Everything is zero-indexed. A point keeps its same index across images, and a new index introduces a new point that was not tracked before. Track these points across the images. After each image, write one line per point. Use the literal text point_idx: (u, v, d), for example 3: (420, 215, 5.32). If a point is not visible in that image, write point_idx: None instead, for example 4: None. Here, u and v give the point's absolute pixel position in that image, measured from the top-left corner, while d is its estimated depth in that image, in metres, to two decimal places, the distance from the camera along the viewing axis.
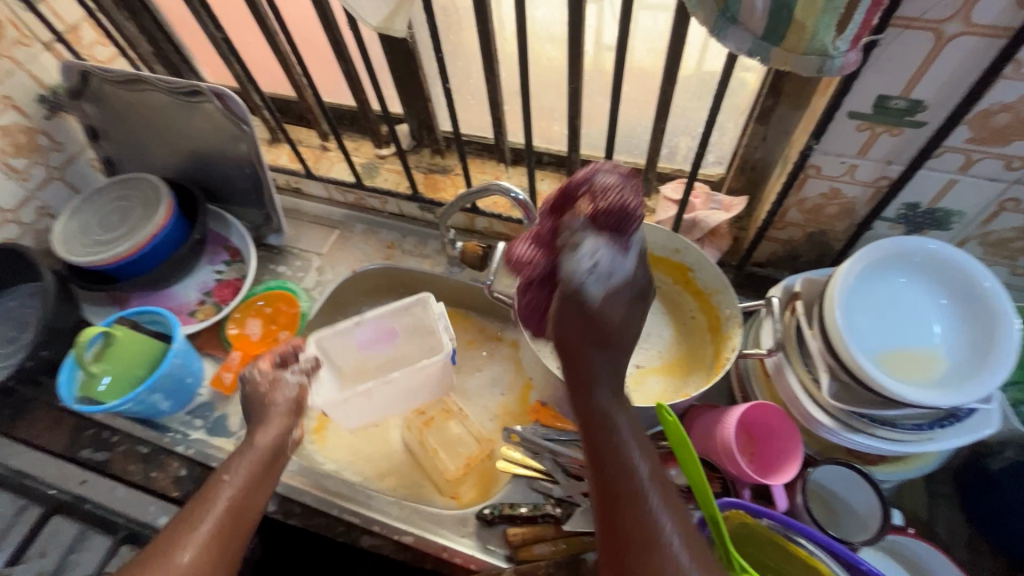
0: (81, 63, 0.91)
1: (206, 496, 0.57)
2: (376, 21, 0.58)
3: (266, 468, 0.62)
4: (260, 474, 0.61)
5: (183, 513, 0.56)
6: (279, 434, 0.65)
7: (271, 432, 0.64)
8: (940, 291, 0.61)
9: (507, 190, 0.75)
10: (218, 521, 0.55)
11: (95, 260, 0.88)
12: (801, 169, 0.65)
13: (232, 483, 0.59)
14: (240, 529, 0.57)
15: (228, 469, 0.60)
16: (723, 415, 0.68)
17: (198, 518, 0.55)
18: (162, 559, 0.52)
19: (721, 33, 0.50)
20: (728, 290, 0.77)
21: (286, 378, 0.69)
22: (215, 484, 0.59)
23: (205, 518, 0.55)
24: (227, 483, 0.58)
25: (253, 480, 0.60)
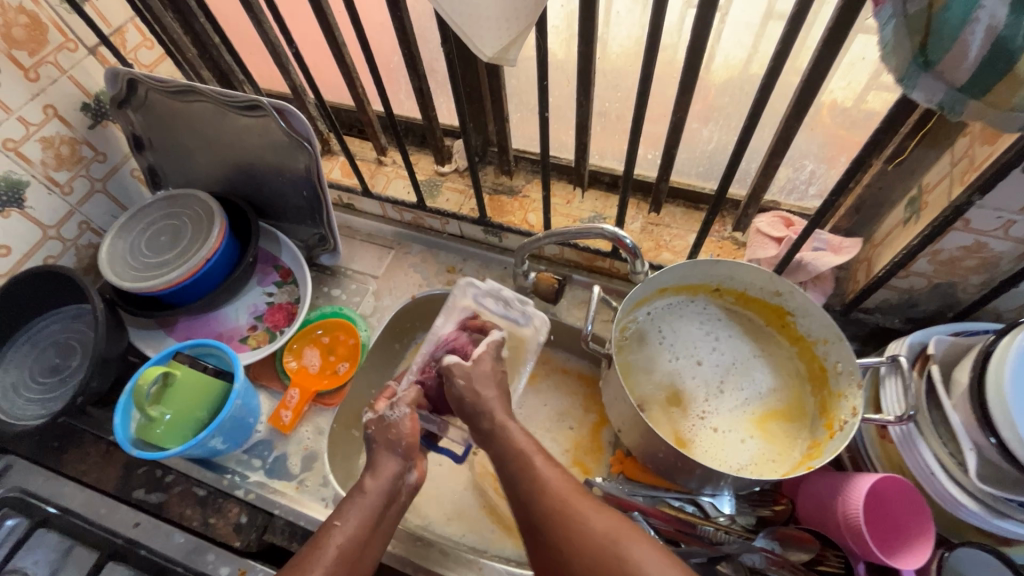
0: (128, 69, 0.83)
1: (317, 543, 0.58)
2: (492, 51, 0.51)
3: (384, 503, 0.63)
4: (371, 520, 0.61)
5: (298, 558, 0.57)
6: (398, 470, 0.64)
7: (385, 479, 0.63)
8: None
9: (614, 235, 0.69)
10: (331, 568, 0.56)
11: (146, 286, 0.83)
12: (948, 222, 0.59)
13: (344, 529, 0.59)
14: (352, 569, 0.58)
15: (338, 513, 0.61)
16: (844, 486, 0.63)
17: (309, 565, 0.56)
18: None
19: (909, 82, 0.43)
20: (842, 342, 0.69)
21: (388, 416, 0.67)
22: (326, 530, 0.59)
23: (317, 566, 0.56)
24: (337, 528, 0.59)
25: (365, 528, 0.60)
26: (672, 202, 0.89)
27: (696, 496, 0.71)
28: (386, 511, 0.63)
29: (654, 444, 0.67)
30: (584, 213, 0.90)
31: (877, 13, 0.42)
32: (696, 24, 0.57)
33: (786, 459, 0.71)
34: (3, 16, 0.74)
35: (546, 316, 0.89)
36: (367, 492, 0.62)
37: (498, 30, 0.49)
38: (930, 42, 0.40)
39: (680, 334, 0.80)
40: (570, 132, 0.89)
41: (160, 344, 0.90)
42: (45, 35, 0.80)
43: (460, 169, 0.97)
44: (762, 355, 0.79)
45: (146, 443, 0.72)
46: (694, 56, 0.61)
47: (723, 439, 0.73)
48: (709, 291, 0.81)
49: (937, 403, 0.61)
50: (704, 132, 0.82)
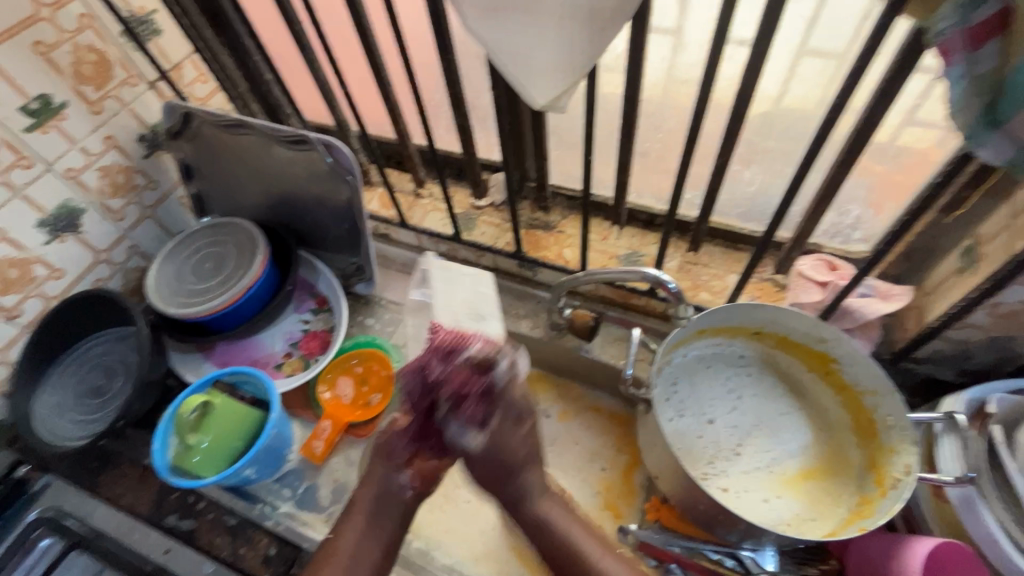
0: (184, 104, 0.87)
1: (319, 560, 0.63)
2: (544, 99, 0.52)
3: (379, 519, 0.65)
4: (370, 538, 0.65)
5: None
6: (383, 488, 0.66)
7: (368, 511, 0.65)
8: None
9: (657, 279, 0.69)
10: None
11: (190, 312, 0.85)
12: (1010, 276, 0.57)
13: (344, 548, 0.64)
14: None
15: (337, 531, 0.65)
16: (897, 550, 0.59)
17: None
18: None
19: (977, 140, 0.42)
20: (893, 396, 0.66)
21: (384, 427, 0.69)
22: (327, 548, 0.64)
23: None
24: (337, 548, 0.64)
25: (364, 549, 0.64)
26: (711, 242, 0.88)
27: (735, 549, 0.69)
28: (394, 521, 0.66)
29: (696, 495, 0.65)
30: (620, 250, 0.90)
31: (943, 72, 0.41)
32: (748, 71, 0.57)
33: (830, 519, 0.68)
34: (74, 54, 0.79)
35: (579, 353, 0.88)
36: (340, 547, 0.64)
37: (552, 80, 0.50)
38: (1001, 101, 0.39)
39: (712, 381, 0.78)
40: (609, 170, 0.89)
41: (198, 369, 0.91)
42: (110, 71, 0.84)
43: (496, 203, 0.98)
44: (782, 420, 0.76)
45: (183, 471, 0.73)
46: (743, 100, 0.61)
47: (733, 500, 0.70)
48: (747, 336, 0.79)
49: (1000, 465, 0.58)
50: (745, 174, 0.82)
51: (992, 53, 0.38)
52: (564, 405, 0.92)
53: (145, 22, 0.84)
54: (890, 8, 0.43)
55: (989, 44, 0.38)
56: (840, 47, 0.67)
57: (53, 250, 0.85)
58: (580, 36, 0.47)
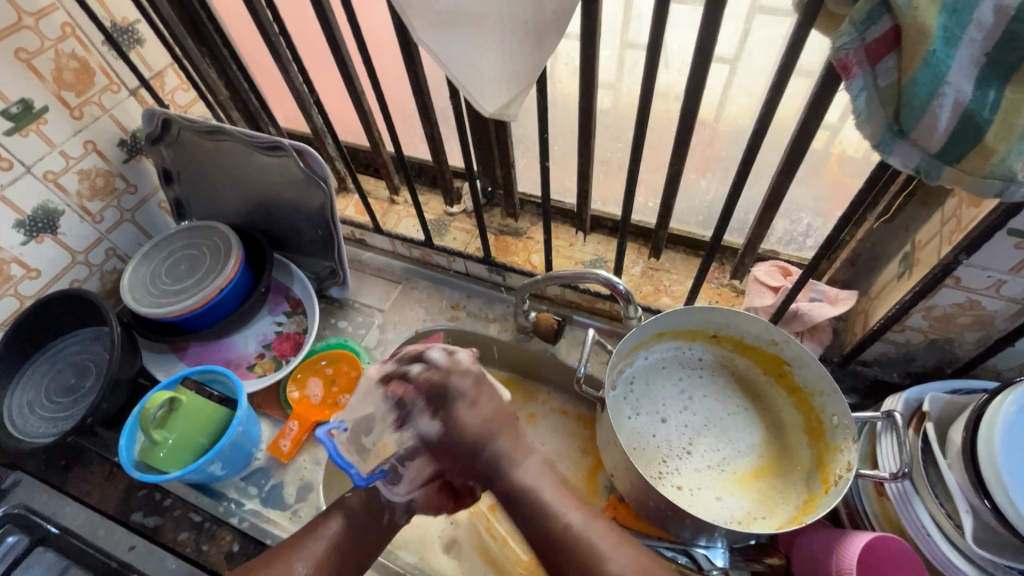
0: (163, 110, 0.89)
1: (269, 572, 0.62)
2: (493, 106, 0.55)
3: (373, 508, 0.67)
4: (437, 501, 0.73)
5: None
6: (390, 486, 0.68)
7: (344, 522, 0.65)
8: None
9: (609, 281, 0.71)
10: None
11: (162, 312, 0.86)
12: (939, 279, 0.60)
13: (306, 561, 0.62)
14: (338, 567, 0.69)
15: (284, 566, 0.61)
16: (836, 546, 0.61)
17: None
18: None
19: (886, 147, 0.45)
20: (837, 395, 0.69)
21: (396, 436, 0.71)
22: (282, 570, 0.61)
23: None
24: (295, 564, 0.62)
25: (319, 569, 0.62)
26: (672, 248, 0.91)
27: (687, 547, 0.71)
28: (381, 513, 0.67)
29: (647, 492, 0.67)
30: (586, 255, 0.92)
31: (847, 87, 0.44)
32: (690, 84, 0.60)
33: (776, 515, 0.70)
34: (56, 61, 0.82)
35: (544, 355, 0.90)
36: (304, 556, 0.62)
37: (499, 89, 0.53)
38: (901, 111, 0.43)
39: (666, 383, 0.80)
40: (573, 179, 0.92)
41: (170, 369, 0.93)
42: (92, 78, 0.87)
43: (467, 210, 1.01)
44: (732, 420, 0.79)
45: (148, 467, 0.74)
46: (689, 110, 0.64)
47: (689, 498, 0.72)
48: (703, 339, 0.82)
49: (935, 462, 0.61)
50: (702, 183, 0.85)
51: (890, 67, 0.41)
52: (530, 407, 0.94)
53: (127, 32, 0.88)
54: (806, 25, 0.46)
55: (886, 59, 0.41)
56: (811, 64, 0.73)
57: (30, 250, 0.87)
58: (520, 48, 0.50)
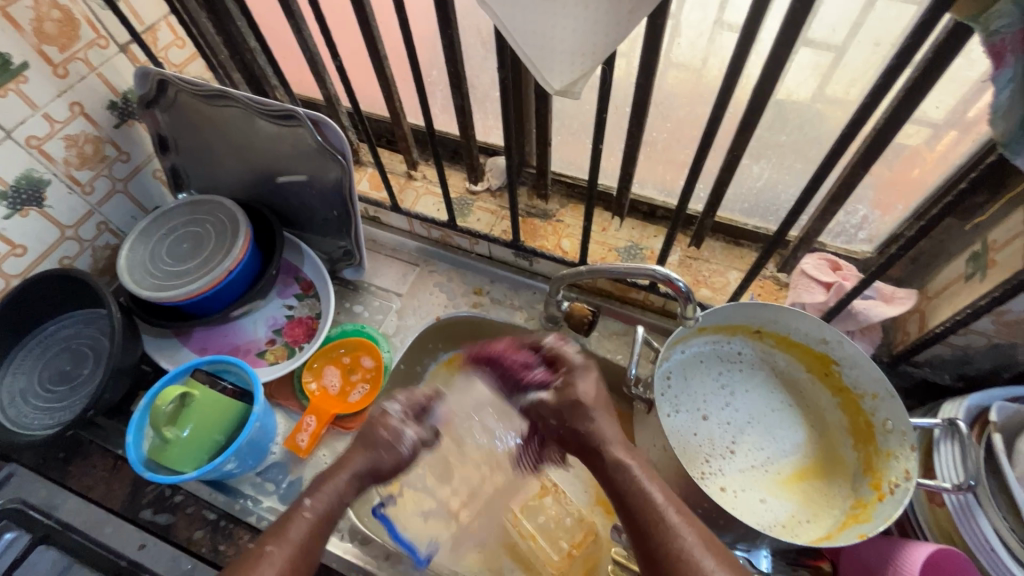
0: (160, 70, 0.80)
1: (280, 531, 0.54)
2: (559, 83, 0.48)
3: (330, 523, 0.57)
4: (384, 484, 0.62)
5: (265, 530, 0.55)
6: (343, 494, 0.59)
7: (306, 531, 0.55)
8: None
9: (670, 279, 0.65)
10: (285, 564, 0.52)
11: (165, 296, 0.79)
12: (1023, 284, 0.56)
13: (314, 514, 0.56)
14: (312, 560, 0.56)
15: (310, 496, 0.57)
16: (892, 556, 0.59)
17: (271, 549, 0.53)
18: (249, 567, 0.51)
19: (1014, 147, 0.40)
20: (895, 399, 0.66)
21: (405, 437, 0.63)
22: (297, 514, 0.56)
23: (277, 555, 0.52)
24: (308, 512, 0.56)
25: (304, 552, 0.54)
26: (713, 236, 0.86)
27: (730, 550, 0.67)
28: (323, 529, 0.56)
29: (693, 498, 0.64)
30: (620, 242, 0.87)
31: (993, 76, 0.38)
32: (769, 66, 0.54)
33: (821, 520, 0.68)
34: (35, 10, 0.71)
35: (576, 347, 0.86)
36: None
37: (569, 64, 0.46)
38: None
39: (708, 377, 0.77)
40: (612, 159, 0.85)
41: (174, 355, 0.87)
42: (77, 30, 0.77)
43: (492, 188, 0.94)
44: (777, 417, 0.76)
45: (160, 466, 0.68)
46: (762, 94, 0.57)
47: (733, 499, 0.70)
48: (747, 333, 0.78)
49: (998, 474, 0.58)
50: (754, 169, 0.78)
51: None
52: None
53: None
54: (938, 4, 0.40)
55: None
56: (840, 39, 0.64)
57: (14, 225, 0.79)
58: (602, 18, 0.43)
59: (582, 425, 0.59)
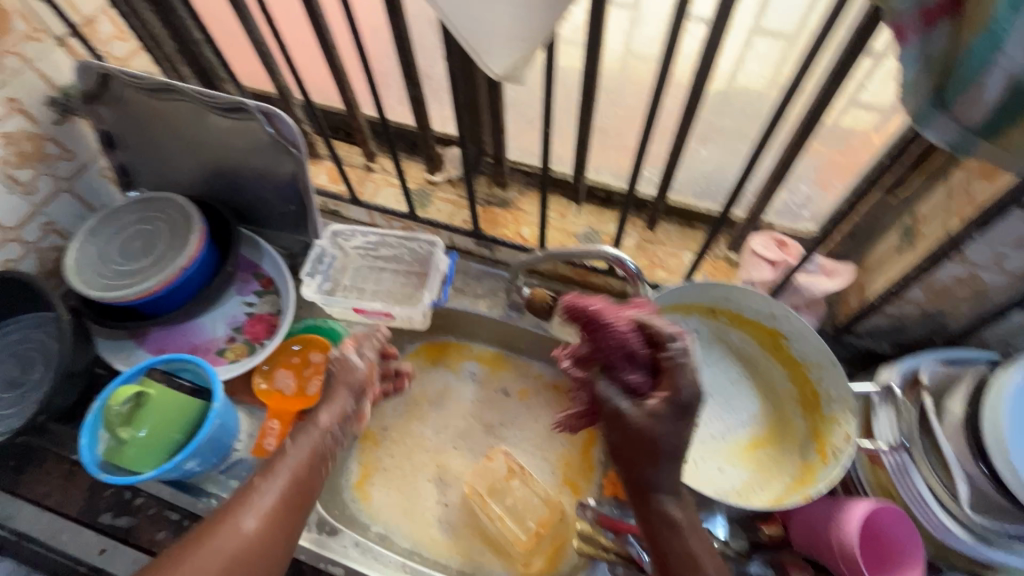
0: (102, 64, 0.78)
1: (269, 470, 0.62)
2: (502, 69, 0.49)
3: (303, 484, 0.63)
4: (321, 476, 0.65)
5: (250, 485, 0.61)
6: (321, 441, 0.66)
7: (276, 492, 0.61)
8: None
9: (616, 258, 0.69)
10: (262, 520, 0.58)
11: (117, 296, 0.77)
12: (945, 253, 0.60)
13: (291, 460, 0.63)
14: (297, 506, 0.62)
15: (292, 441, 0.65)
16: (835, 514, 0.62)
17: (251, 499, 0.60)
18: (229, 522, 0.58)
19: (923, 121, 0.43)
20: (836, 368, 0.69)
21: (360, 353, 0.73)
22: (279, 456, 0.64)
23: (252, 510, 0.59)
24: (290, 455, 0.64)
25: (278, 518, 0.59)
26: (667, 219, 0.88)
27: None
28: (285, 491, 0.61)
29: None
30: (579, 228, 0.89)
31: (898, 54, 0.41)
32: (706, 50, 0.56)
33: (774, 485, 0.71)
34: None
35: (539, 332, 0.87)
36: (217, 550, 0.55)
37: (510, 49, 0.47)
38: (948, 82, 0.40)
39: None
40: (566, 146, 0.87)
41: (131, 357, 0.85)
42: (9, 23, 0.74)
43: (452, 179, 0.95)
44: (732, 390, 0.79)
45: (117, 467, 0.67)
46: (701, 78, 0.59)
47: (691, 470, 0.73)
48: (702, 312, 0.81)
49: (929, 432, 0.62)
50: (702, 152, 0.81)
51: (943, 35, 0.38)
52: (522, 384, 0.92)
53: None
54: None
55: (942, 24, 0.38)
56: (791, 29, 0.71)
57: None
58: (539, 3, 0.44)
59: (647, 467, 0.52)
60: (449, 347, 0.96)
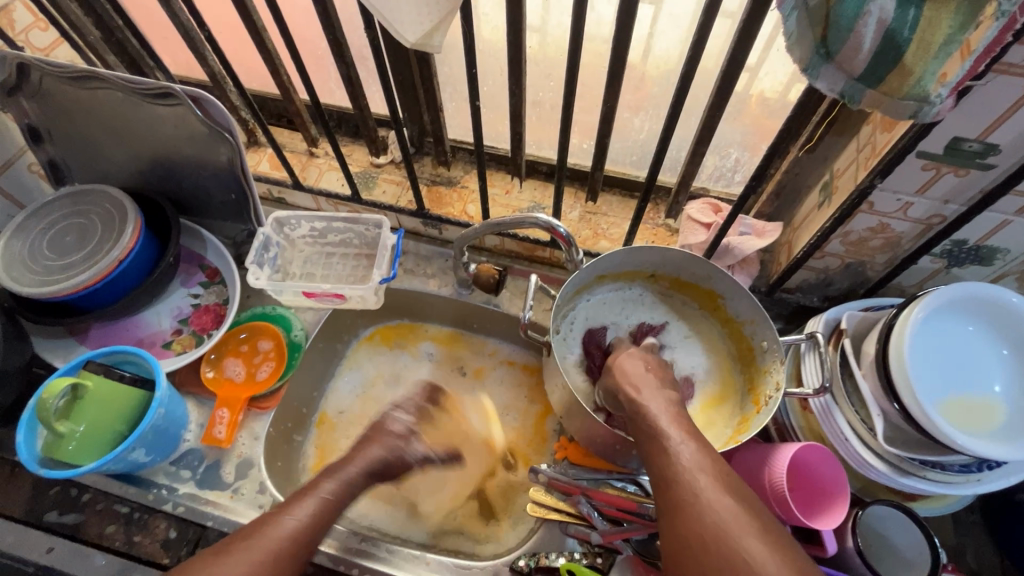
0: (17, 53, 0.74)
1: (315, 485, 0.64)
2: (415, 37, 0.50)
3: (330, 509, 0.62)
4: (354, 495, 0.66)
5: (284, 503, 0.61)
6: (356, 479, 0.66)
7: (302, 516, 0.60)
8: (999, 340, 0.62)
9: (548, 224, 0.70)
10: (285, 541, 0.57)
11: (49, 292, 0.75)
12: (857, 204, 0.63)
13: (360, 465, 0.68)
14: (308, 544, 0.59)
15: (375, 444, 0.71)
16: (768, 458, 0.66)
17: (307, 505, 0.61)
18: (270, 526, 0.58)
19: (813, 71, 0.46)
20: (767, 322, 0.72)
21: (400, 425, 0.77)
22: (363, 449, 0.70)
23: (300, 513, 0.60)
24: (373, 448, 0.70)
25: (296, 541, 0.58)
26: (609, 191, 0.90)
27: (636, 476, 0.74)
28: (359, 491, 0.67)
29: (596, 429, 0.69)
30: (523, 204, 0.89)
31: (779, 6, 0.43)
32: (620, 15, 0.57)
33: (715, 437, 0.74)
34: None
35: (489, 307, 0.89)
36: (256, 547, 0.55)
37: (420, 16, 0.48)
38: (830, 32, 0.42)
39: (614, 323, 0.82)
40: (505, 122, 0.88)
41: (71, 354, 0.83)
42: None
43: (396, 160, 0.94)
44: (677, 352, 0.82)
45: (56, 463, 0.67)
46: (620, 45, 0.61)
47: None
48: (645, 278, 0.83)
49: (850, 374, 0.66)
50: (635, 122, 0.83)
51: None
52: (476, 361, 0.93)
53: None
54: None
55: None
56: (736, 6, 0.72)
57: None
58: None
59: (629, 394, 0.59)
60: (403, 328, 0.97)
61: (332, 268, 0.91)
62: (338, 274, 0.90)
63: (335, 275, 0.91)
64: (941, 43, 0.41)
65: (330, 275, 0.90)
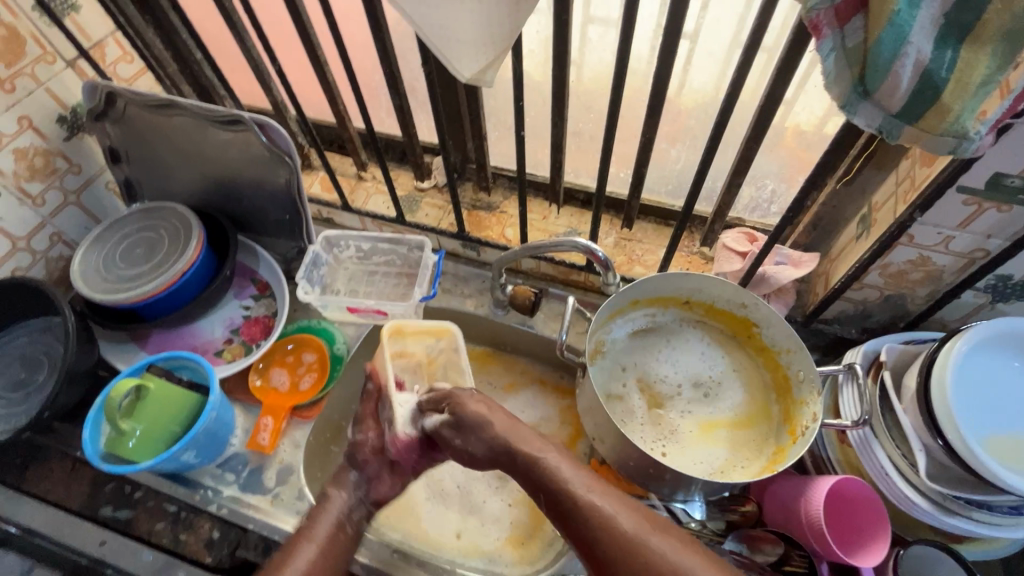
0: (107, 83, 0.83)
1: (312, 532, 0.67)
2: (469, 72, 0.54)
3: (334, 539, 0.68)
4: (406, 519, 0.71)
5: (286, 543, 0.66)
6: (342, 511, 0.70)
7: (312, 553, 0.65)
8: None
9: (587, 248, 0.72)
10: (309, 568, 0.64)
11: (119, 298, 0.81)
12: (896, 237, 0.63)
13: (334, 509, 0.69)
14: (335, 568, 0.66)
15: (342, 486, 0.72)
16: (806, 490, 0.65)
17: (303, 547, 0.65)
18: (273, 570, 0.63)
19: (851, 108, 0.47)
20: (803, 352, 0.72)
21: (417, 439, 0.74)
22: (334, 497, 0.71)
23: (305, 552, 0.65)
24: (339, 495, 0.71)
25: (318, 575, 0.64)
26: (643, 218, 0.92)
27: (667, 503, 0.73)
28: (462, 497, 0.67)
29: (627, 452, 0.69)
30: (559, 229, 0.92)
31: (817, 47, 0.45)
32: (661, 54, 0.61)
33: (750, 468, 0.74)
34: None
35: (524, 328, 0.91)
36: None
37: (475, 54, 0.52)
38: (867, 71, 0.44)
39: (648, 347, 0.83)
40: (545, 151, 0.92)
41: (132, 358, 0.89)
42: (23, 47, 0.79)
43: (439, 184, 0.99)
44: (711, 378, 0.82)
45: (116, 458, 0.71)
46: (660, 81, 0.64)
47: (673, 457, 0.76)
48: (679, 304, 0.84)
49: (890, 408, 0.65)
50: (672, 153, 0.87)
51: (857, 27, 0.42)
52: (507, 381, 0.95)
53: None
54: None
55: (854, 19, 0.42)
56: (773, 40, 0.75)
57: None
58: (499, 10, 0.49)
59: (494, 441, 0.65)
60: None
61: (375, 285, 0.96)
62: (381, 292, 0.95)
63: (378, 293, 0.95)
64: (978, 82, 0.43)
65: (373, 293, 0.95)
